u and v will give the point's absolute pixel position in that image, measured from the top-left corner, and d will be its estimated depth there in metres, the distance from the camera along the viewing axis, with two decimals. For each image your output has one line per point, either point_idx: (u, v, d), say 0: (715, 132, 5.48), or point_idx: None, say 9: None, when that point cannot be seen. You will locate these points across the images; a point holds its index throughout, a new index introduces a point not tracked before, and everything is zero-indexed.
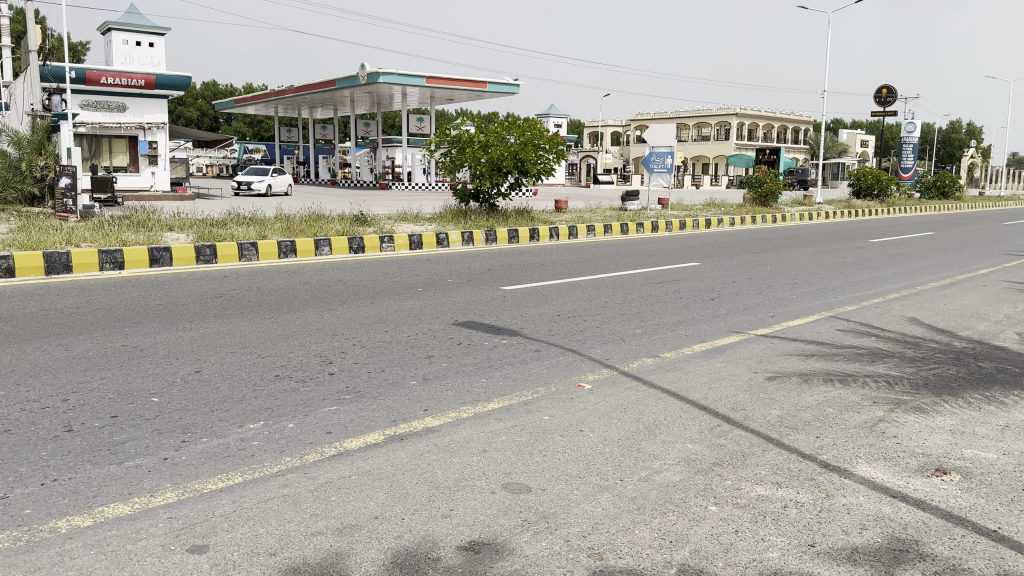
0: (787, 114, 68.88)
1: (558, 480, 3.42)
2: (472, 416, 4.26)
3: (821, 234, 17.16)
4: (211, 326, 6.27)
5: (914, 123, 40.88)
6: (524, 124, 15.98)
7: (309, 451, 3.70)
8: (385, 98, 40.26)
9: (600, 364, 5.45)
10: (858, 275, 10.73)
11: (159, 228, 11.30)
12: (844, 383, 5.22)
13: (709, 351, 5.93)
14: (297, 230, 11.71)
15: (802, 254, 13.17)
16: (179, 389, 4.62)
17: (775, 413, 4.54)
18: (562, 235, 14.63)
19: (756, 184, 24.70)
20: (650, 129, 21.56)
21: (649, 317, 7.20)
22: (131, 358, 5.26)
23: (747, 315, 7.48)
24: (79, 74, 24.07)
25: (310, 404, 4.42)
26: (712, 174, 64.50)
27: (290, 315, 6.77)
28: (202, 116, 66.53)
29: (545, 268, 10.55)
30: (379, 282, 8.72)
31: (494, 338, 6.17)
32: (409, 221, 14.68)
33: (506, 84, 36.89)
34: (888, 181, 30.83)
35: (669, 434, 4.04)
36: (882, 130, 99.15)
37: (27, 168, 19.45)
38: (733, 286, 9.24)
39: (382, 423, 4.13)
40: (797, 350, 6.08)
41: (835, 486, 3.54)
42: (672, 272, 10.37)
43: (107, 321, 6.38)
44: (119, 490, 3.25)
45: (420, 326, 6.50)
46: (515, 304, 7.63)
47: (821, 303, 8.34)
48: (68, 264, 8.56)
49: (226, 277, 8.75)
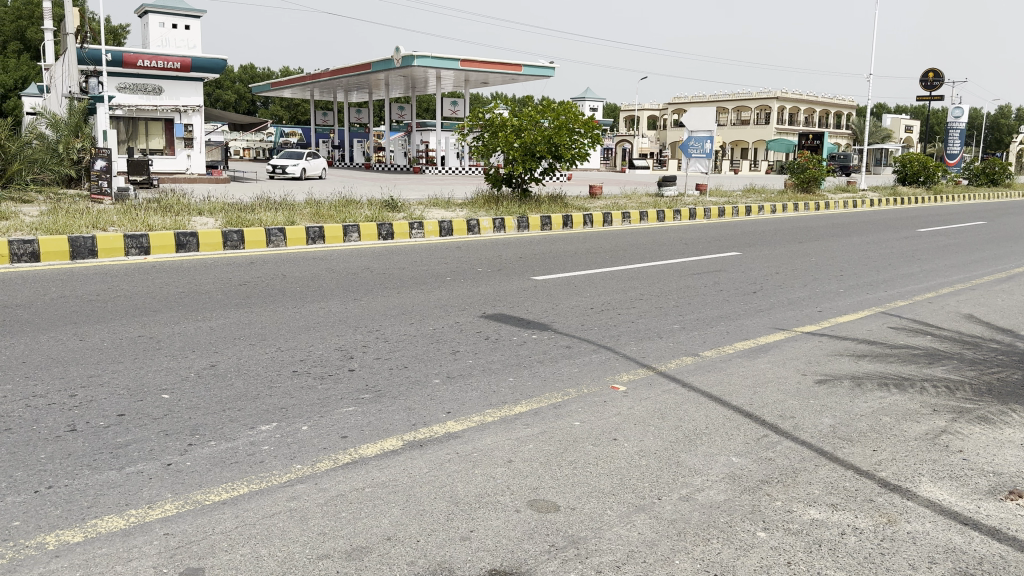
0: (829, 98, 67.23)
1: (590, 498, 3.12)
2: (499, 420, 3.98)
3: (867, 223, 16.53)
4: (233, 316, 6.06)
5: (962, 108, 39.67)
6: (559, 107, 15.55)
7: (323, 458, 3.45)
8: (420, 81, 39.99)
9: (635, 363, 5.14)
10: (909, 267, 10.22)
11: (187, 212, 11.18)
12: (900, 388, 4.84)
13: (752, 351, 5.57)
14: (326, 215, 11.51)
15: (847, 244, 12.64)
16: (191, 385, 4.40)
17: (827, 422, 4.18)
18: (597, 223, 14.24)
19: (798, 170, 24.01)
20: (689, 114, 21.02)
21: (687, 311, 6.84)
22: (146, 350, 5.06)
23: (792, 310, 7.08)
24: (116, 57, 24.28)
25: (327, 403, 4.16)
26: (751, 159, 63.29)
27: (314, 306, 6.54)
28: (239, 100, 66.94)
29: (578, 256, 10.20)
30: (405, 271, 8.44)
31: (524, 332, 5.87)
32: (440, 206, 14.41)
33: (541, 67, 36.37)
34: (935, 168, 29.80)
35: (710, 445, 3.72)
36: (928, 115, 96.48)
37: (64, 150, 19.58)
38: (776, 278, 8.81)
39: (402, 426, 3.86)
40: (847, 350, 5.68)
41: (897, 509, 3.19)
42: (712, 262, 9.96)
43: (126, 309, 6.20)
44: (115, 500, 3.02)
45: (447, 319, 6.22)
46: (547, 296, 7.32)
47: (871, 298, 7.89)
48: (93, 249, 8.46)
49: (251, 264, 8.56)
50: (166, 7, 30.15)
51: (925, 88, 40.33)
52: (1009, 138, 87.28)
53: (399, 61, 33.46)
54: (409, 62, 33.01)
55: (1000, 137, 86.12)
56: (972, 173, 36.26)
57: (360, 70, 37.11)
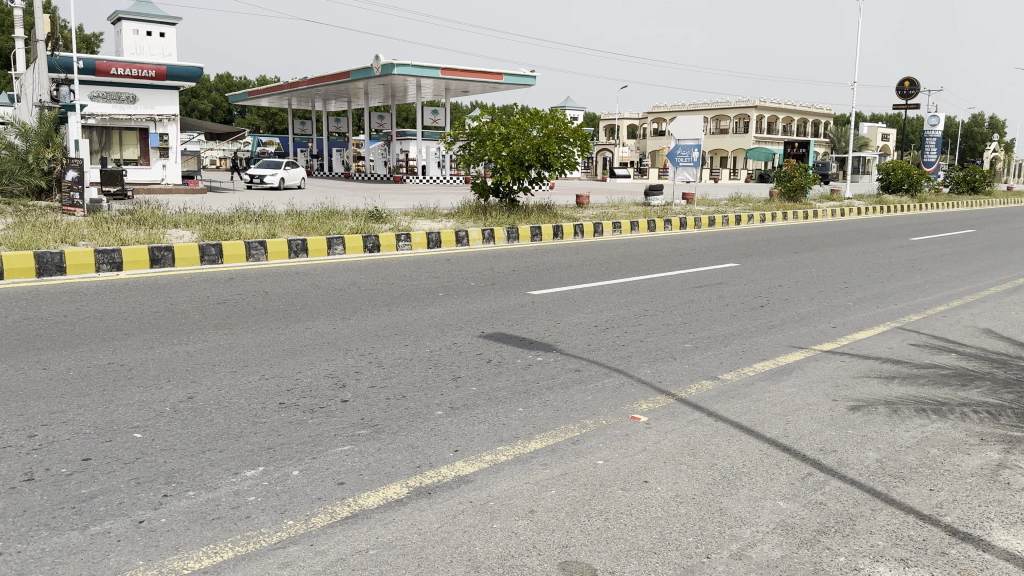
0: (807, 107, 67.57)
1: (629, 558, 2.72)
2: (514, 460, 3.56)
3: (859, 232, 16.25)
4: (212, 339, 5.60)
5: (939, 116, 39.93)
6: (547, 115, 15.17)
7: (318, 512, 3.01)
8: (401, 90, 39.57)
9: (653, 389, 4.74)
10: (913, 278, 9.91)
11: (162, 225, 10.68)
12: (940, 414, 4.47)
13: (775, 373, 5.19)
14: (309, 227, 11.03)
15: (843, 254, 12.36)
16: (167, 422, 3.94)
17: (873, 457, 3.80)
18: (587, 233, 13.87)
19: (785, 178, 23.81)
20: (677, 122, 20.77)
21: (697, 328, 6.46)
22: (116, 381, 4.58)
23: (805, 327, 6.72)
24: (88, 64, 23.57)
25: (320, 442, 3.72)
26: (730, 168, 63.41)
27: (298, 326, 6.08)
28: (217, 109, 66.13)
29: (573, 268, 9.80)
30: (395, 286, 7.99)
31: (528, 354, 5.45)
32: (425, 217, 13.99)
33: (522, 76, 36.09)
34: (919, 176, 29.80)
35: (752, 489, 3.35)
36: (903, 124, 97.49)
37: (34, 160, 18.98)
38: (781, 291, 8.46)
39: (406, 470, 3.43)
40: (874, 371, 5.31)
41: (976, 564, 2.81)
42: (712, 273, 9.62)
43: (96, 332, 5.72)
44: (75, 572, 2.57)
45: (443, 339, 5.78)
46: (547, 313, 6.90)
47: (882, 312, 7.55)
48: (61, 265, 7.94)
49: (232, 279, 8.08)
50: (140, 14, 29.49)
51: (902, 97, 40.54)
52: (982, 146, 88.27)
53: (378, 69, 32.99)
54: (389, 70, 32.52)
55: (974, 146, 87.00)
56: (953, 180, 36.36)
57: (339, 78, 36.57)
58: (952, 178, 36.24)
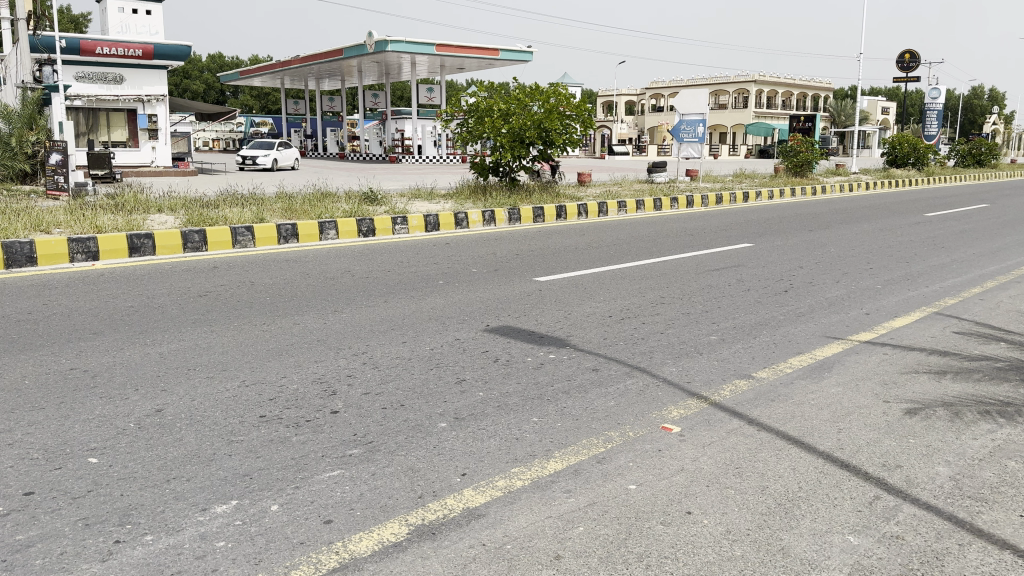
0: (806, 80, 66.63)
1: None
2: (531, 486, 3.04)
3: (871, 208, 15.65)
4: (190, 338, 5.07)
5: (940, 89, 39.23)
6: (547, 89, 14.56)
7: (300, 562, 2.51)
8: (394, 68, 38.77)
9: (682, 390, 4.22)
10: (938, 257, 9.38)
11: (144, 210, 10.12)
12: (1009, 417, 3.96)
13: (814, 370, 4.68)
14: (299, 211, 10.46)
15: (861, 231, 11.79)
16: (129, 443, 3.42)
17: (944, 473, 3.30)
18: (592, 213, 13.29)
19: (791, 153, 23.20)
20: (680, 96, 20.15)
21: (721, 318, 5.93)
22: (77, 391, 4.05)
23: (837, 314, 6.20)
24: (72, 44, 22.84)
25: (304, 466, 3.20)
26: (730, 143, 62.65)
27: (286, 322, 5.55)
28: (209, 90, 65.21)
29: (580, 251, 9.25)
30: (392, 274, 7.43)
31: (539, 351, 4.94)
32: (422, 198, 13.43)
33: (518, 51, 35.31)
34: (925, 149, 29.20)
35: (815, 521, 2.84)
36: (902, 97, 96.54)
37: (18, 143, 18.39)
38: (804, 273, 7.93)
39: (404, 502, 2.91)
40: (922, 366, 4.81)
41: None
42: (727, 255, 9.07)
43: (62, 332, 5.18)
44: None
45: (444, 335, 5.25)
46: (556, 302, 6.37)
47: (915, 296, 7.03)
48: (31, 256, 7.37)
49: (216, 269, 7.51)
50: None
51: (903, 70, 39.80)
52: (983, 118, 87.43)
53: (371, 46, 32.19)
54: (382, 47, 31.74)
55: (974, 119, 86.12)
56: (958, 153, 35.69)
57: (332, 56, 35.75)
58: (957, 151, 35.50)
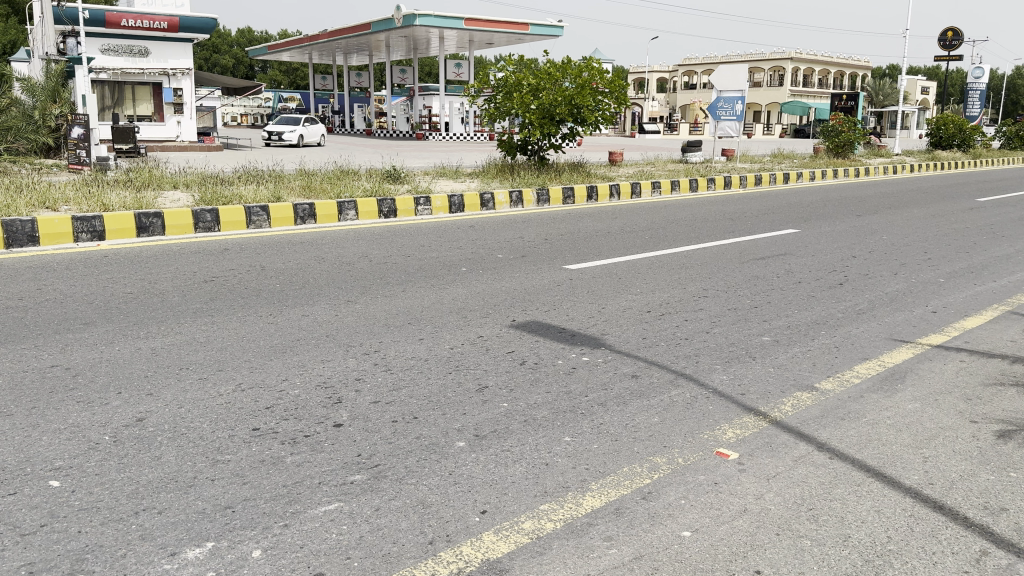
0: (844, 58, 64.75)
1: None
2: (565, 531, 2.54)
3: (920, 191, 14.82)
4: (187, 331, 4.61)
5: (984, 69, 37.69)
6: (580, 64, 13.92)
7: None
8: (422, 43, 38.13)
9: (736, 405, 3.68)
10: (1000, 247, 8.68)
11: (158, 187, 9.75)
12: None
13: (885, 381, 4.11)
14: (317, 190, 10.01)
15: (912, 217, 11.06)
16: (100, 462, 2.95)
17: None
18: (624, 194, 12.67)
19: (832, 133, 22.31)
20: (718, 72, 19.36)
21: (772, 315, 5.36)
22: (53, 394, 3.60)
23: (901, 312, 5.60)
24: (97, 16, 22.51)
25: (296, 498, 2.71)
26: (763, 123, 61.26)
27: (293, 313, 5.07)
28: (238, 65, 65.07)
29: (614, 236, 8.68)
30: (412, 259, 6.94)
31: (571, 353, 4.42)
32: (448, 177, 12.95)
33: (549, 26, 34.48)
34: (971, 131, 28.04)
35: None
36: (942, 77, 93.78)
37: (41, 116, 18.09)
38: (858, 264, 7.31)
39: (411, 550, 2.42)
40: (1007, 376, 4.22)
41: None
42: (772, 242, 8.46)
43: (49, 321, 4.75)
44: None
45: (466, 332, 4.74)
46: (588, 293, 5.85)
47: (985, 292, 6.39)
48: (33, 235, 6.97)
49: (226, 251, 7.06)
50: None
51: (945, 48, 38.32)
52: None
53: (399, 20, 31.60)
54: (410, 21, 31.12)
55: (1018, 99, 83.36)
56: (1004, 135, 34.27)
57: (359, 30, 35.18)
58: (1003, 133, 34.05)
